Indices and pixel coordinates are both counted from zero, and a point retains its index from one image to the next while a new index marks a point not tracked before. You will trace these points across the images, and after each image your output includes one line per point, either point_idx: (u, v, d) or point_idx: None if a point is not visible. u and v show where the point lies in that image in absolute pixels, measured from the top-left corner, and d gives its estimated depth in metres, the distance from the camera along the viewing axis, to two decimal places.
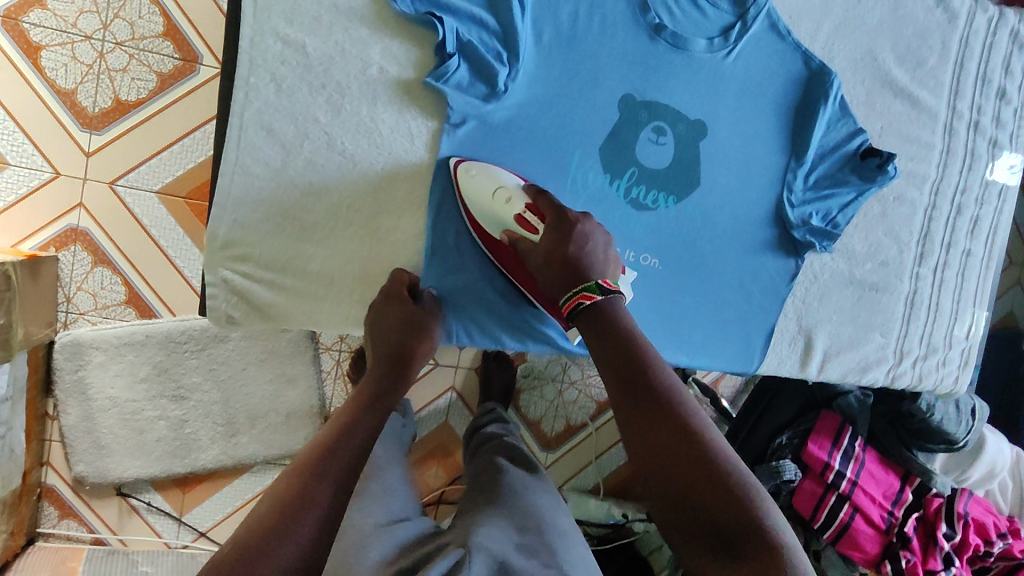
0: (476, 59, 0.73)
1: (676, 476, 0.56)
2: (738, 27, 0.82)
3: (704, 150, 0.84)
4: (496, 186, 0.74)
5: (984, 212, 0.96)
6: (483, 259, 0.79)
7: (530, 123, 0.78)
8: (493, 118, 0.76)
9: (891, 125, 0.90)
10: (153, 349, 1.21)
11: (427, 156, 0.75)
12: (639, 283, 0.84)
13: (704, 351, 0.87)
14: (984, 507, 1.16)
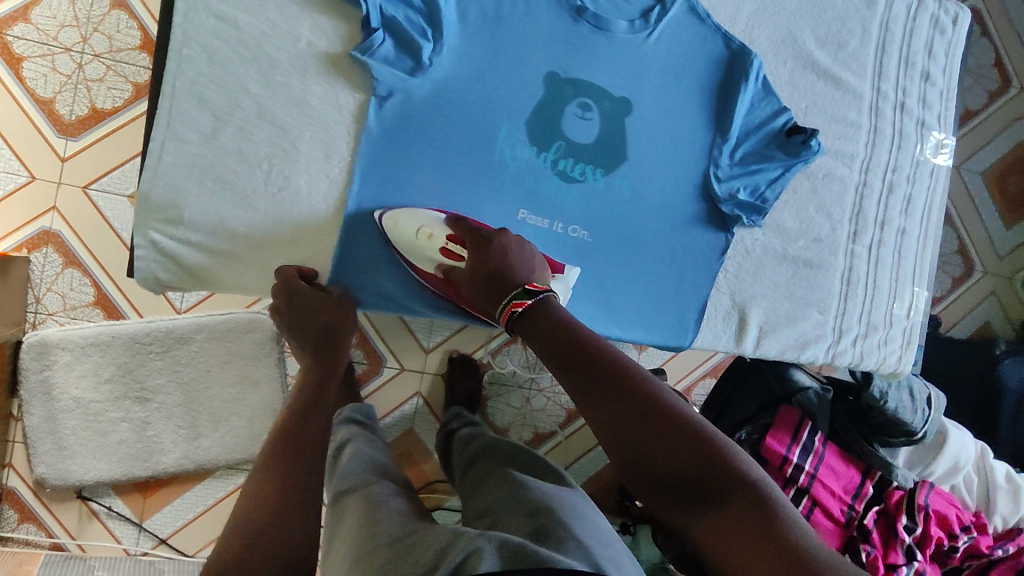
0: (402, 35, 0.77)
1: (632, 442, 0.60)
2: (657, 9, 0.86)
3: (629, 126, 0.87)
4: (419, 225, 0.79)
5: (916, 191, 0.99)
6: None
7: (456, 96, 0.81)
8: (419, 92, 0.79)
9: (816, 105, 0.94)
10: (118, 350, 1.21)
11: (356, 127, 0.78)
12: (570, 254, 0.86)
13: (638, 324, 0.89)
14: (945, 500, 1.15)
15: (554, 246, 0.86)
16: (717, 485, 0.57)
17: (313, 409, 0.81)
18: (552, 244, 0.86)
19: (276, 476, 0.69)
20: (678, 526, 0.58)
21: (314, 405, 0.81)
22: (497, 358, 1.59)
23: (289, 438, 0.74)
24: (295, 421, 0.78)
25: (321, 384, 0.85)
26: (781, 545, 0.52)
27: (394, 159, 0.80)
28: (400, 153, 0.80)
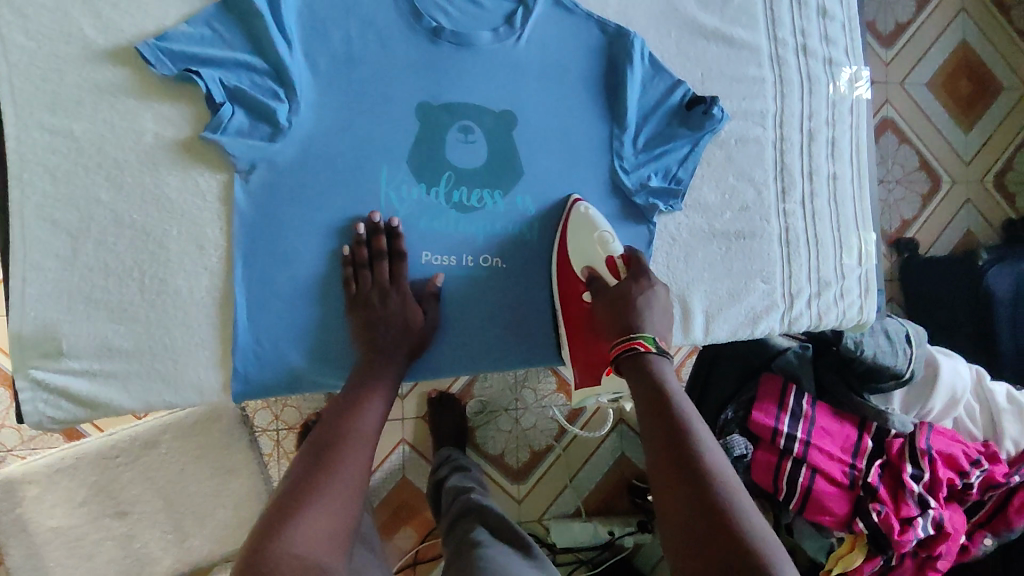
0: (250, 102, 0.73)
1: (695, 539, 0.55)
2: (520, 11, 0.81)
3: (518, 138, 0.82)
4: (598, 232, 0.80)
5: (839, 132, 0.93)
6: (309, 305, 0.76)
7: (325, 150, 0.75)
8: (284, 158, 0.74)
9: (712, 70, 0.89)
10: (87, 470, 0.99)
11: (224, 209, 0.73)
12: (488, 286, 0.82)
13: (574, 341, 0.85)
14: (949, 438, 1.09)
15: (469, 282, 0.81)
16: None
17: (368, 403, 0.70)
18: (465, 280, 0.81)
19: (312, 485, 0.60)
20: None
21: (369, 403, 0.70)
22: (476, 386, 1.54)
23: (332, 435, 0.66)
24: (342, 414, 0.68)
25: (373, 368, 0.73)
26: None
27: (272, 233, 0.74)
28: (277, 224, 0.74)
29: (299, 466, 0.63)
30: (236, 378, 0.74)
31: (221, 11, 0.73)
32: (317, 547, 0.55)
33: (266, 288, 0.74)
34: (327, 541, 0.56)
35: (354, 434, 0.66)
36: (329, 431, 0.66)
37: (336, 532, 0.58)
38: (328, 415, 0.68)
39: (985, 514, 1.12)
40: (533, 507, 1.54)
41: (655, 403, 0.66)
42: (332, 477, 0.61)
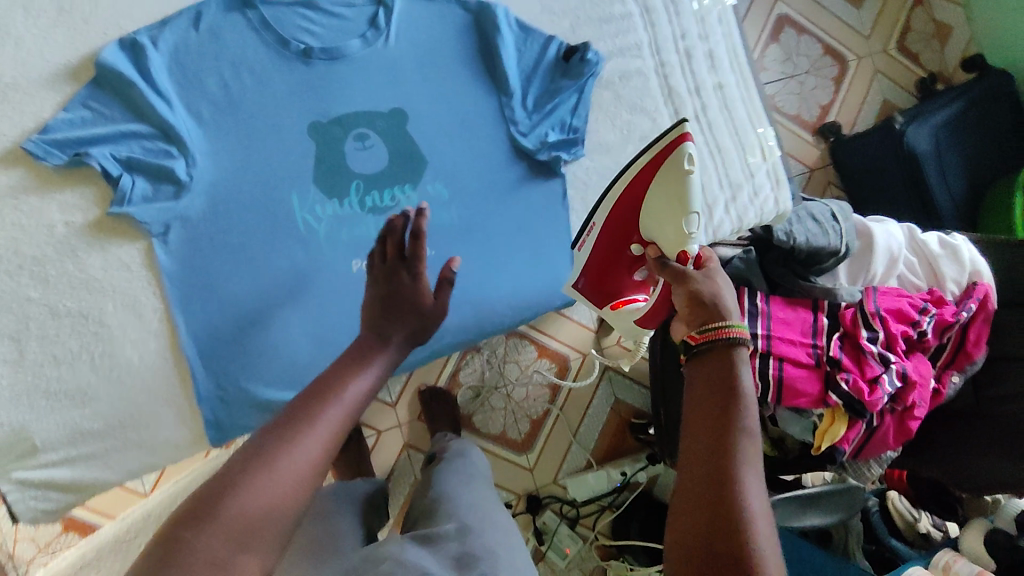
0: (147, 167, 0.75)
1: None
2: (381, 12, 0.83)
3: (413, 131, 0.85)
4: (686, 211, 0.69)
5: (714, 44, 0.97)
6: (258, 340, 0.78)
7: (233, 192, 0.78)
8: (193, 210, 0.76)
9: (580, 18, 0.92)
10: (110, 557, 1.01)
11: (151, 274, 0.76)
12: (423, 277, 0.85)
13: (520, 304, 0.90)
14: (894, 295, 1.15)
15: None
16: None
17: (360, 377, 0.54)
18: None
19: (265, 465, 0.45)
20: None
21: (364, 380, 0.54)
22: (462, 373, 1.58)
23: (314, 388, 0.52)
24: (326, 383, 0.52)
25: (376, 344, 0.58)
26: None
27: (204, 283, 0.77)
28: (206, 274, 0.77)
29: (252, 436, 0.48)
30: (208, 426, 0.78)
31: (95, 90, 0.75)
32: (253, 542, 0.42)
33: (214, 336, 0.77)
34: (279, 507, 0.44)
35: (342, 411, 0.50)
36: (304, 399, 0.51)
37: (286, 511, 0.44)
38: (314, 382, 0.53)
39: (948, 356, 1.17)
40: (545, 470, 1.61)
41: (720, 416, 0.52)
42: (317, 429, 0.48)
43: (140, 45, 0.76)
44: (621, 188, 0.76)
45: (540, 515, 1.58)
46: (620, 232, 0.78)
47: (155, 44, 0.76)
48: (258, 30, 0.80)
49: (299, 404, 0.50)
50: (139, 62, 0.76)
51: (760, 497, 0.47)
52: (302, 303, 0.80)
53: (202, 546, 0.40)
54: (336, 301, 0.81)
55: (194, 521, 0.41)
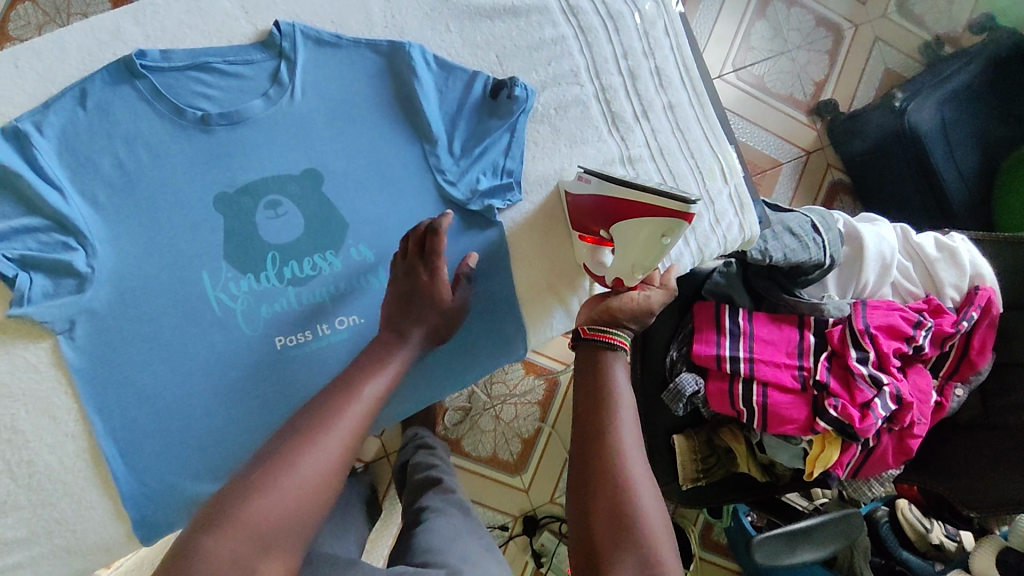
0: (44, 262, 0.70)
1: (599, 540, 0.59)
2: (284, 67, 0.77)
3: (330, 190, 0.79)
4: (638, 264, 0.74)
5: (661, 59, 0.88)
6: (183, 431, 0.74)
7: (140, 276, 0.73)
8: (98, 302, 0.72)
9: (507, 47, 0.84)
10: None
11: (62, 374, 0.72)
12: (352, 349, 0.78)
13: (463, 366, 0.84)
14: (886, 308, 1.06)
15: (329, 350, 0.78)
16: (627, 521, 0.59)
17: (369, 382, 0.65)
18: (325, 350, 0.78)
19: (285, 466, 0.55)
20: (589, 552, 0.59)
21: (372, 383, 0.65)
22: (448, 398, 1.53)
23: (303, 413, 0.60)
24: (341, 388, 0.63)
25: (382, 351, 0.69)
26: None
27: (116, 378, 0.73)
28: (117, 367, 0.73)
29: (270, 445, 0.58)
30: (138, 524, 0.74)
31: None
32: (278, 527, 0.53)
33: (132, 433, 0.73)
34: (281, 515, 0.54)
35: (352, 414, 0.61)
36: (320, 405, 0.61)
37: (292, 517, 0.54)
38: (328, 389, 0.64)
39: (952, 365, 1.09)
40: (541, 491, 1.56)
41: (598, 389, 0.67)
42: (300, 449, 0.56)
43: (23, 132, 0.71)
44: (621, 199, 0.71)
45: (538, 536, 1.54)
46: (601, 219, 0.76)
47: (40, 129, 0.72)
48: (150, 101, 0.75)
49: (319, 409, 0.60)
50: (24, 149, 0.71)
51: (641, 463, 0.62)
52: (222, 390, 0.75)
53: (234, 536, 0.51)
54: (258, 383, 0.76)
55: (232, 512, 0.52)
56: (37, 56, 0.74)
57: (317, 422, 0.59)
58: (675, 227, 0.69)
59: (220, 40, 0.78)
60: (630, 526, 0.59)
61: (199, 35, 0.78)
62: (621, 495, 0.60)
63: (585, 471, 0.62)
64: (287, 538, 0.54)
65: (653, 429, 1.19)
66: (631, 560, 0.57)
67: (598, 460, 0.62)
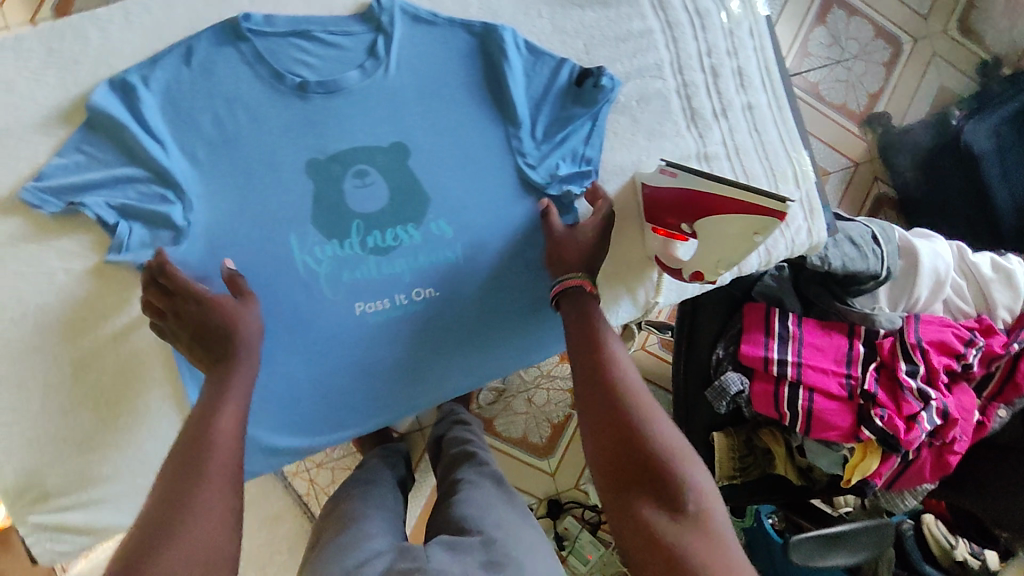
0: (144, 213, 0.73)
1: (624, 473, 0.63)
2: (380, 41, 0.79)
3: (415, 164, 0.81)
4: (716, 261, 0.77)
5: (744, 60, 0.89)
6: (265, 386, 0.78)
7: (233, 233, 0.76)
8: (190, 256, 0.74)
9: (595, 37, 0.85)
10: None
11: None
12: (427, 319, 0.82)
13: (529, 344, 0.87)
14: (938, 325, 1.07)
15: (404, 319, 0.81)
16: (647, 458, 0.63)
17: (221, 416, 0.67)
18: (399, 318, 0.81)
19: (174, 513, 0.58)
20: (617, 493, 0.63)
21: (226, 413, 0.67)
22: None
23: (175, 462, 0.62)
24: (200, 428, 0.65)
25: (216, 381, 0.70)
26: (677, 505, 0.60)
27: None
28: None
29: (159, 495, 0.60)
30: None
31: (87, 133, 0.73)
32: (197, 558, 0.56)
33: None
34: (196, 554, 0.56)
35: (219, 448, 0.64)
36: (188, 448, 0.64)
37: (205, 553, 0.57)
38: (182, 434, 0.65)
39: (995, 387, 1.10)
40: (567, 476, 1.59)
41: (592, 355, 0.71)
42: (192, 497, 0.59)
43: (133, 86, 0.74)
44: (710, 193, 0.72)
45: (561, 520, 1.57)
46: (685, 209, 0.76)
47: (146, 83, 0.74)
48: (252, 64, 0.77)
49: (186, 455, 0.63)
50: (132, 103, 0.74)
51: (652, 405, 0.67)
52: (301, 349, 0.79)
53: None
54: (337, 346, 0.80)
55: (144, 567, 0.54)
56: (147, 12, 0.76)
57: (192, 465, 0.62)
58: (766, 225, 0.70)
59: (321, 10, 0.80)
60: (649, 452, 0.63)
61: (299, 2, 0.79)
62: (634, 430, 0.65)
63: (598, 428, 0.67)
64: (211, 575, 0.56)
65: (692, 424, 1.21)
66: (655, 492, 0.61)
67: (609, 405, 0.67)
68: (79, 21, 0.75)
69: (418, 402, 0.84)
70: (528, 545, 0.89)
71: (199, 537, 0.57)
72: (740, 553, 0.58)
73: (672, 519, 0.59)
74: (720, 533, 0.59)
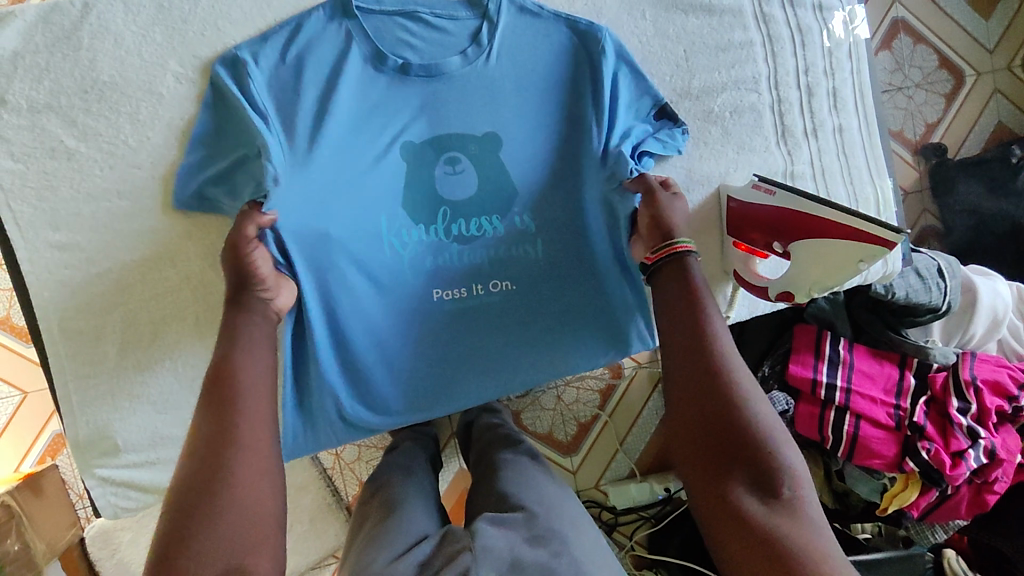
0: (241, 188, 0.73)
1: (713, 444, 0.59)
2: (485, 29, 0.77)
3: (506, 156, 0.80)
4: (810, 283, 0.77)
5: (839, 82, 0.88)
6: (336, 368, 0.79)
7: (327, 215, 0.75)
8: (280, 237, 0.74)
9: (695, 43, 0.84)
10: None
11: None
12: (500, 311, 0.82)
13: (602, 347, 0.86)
14: (993, 364, 1.07)
15: (479, 309, 0.82)
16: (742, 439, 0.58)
17: (245, 367, 0.60)
18: (473, 307, 0.81)
19: (211, 485, 0.52)
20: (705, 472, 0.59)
21: (249, 367, 0.60)
22: None
23: (202, 436, 0.55)
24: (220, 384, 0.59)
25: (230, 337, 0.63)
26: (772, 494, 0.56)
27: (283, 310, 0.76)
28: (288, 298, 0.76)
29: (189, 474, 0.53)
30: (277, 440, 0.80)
31: (194, 103, 0.74)
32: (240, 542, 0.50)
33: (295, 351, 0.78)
34: (235, 541, 0.50)
35: (249, 404, 0.58)
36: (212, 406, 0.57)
37: (252, 534, 0.51)
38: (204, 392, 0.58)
39: None
40: (587, 476, 1.57)
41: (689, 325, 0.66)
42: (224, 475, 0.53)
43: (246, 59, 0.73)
44: (814, 215, 0.72)
45: None
46: (782, 227, 0.76)
47: (255, 60, 0.73)
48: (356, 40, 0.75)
49: (217, 426, 0.56)
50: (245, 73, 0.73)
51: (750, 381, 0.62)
52: (380, 331, 0.79)
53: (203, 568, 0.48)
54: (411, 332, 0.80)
55: (185, 545, 0.49)
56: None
57: (222, 430, 0.55)
58: (874, 253, 0.70)
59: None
60: (743, 429, 0.58)
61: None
62: (728, 404, 0.60)
63: (690, 402, 0.62)
64: (253, 555, 0.50)
65: None
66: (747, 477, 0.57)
67: (701, 375, 0.62)
68: None
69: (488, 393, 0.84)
70: (573, 517, 0.82)
71: (238, 519, 0.51)
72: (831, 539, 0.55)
73: (762, 503, 0.56)
74: (813, 519, 0.55)
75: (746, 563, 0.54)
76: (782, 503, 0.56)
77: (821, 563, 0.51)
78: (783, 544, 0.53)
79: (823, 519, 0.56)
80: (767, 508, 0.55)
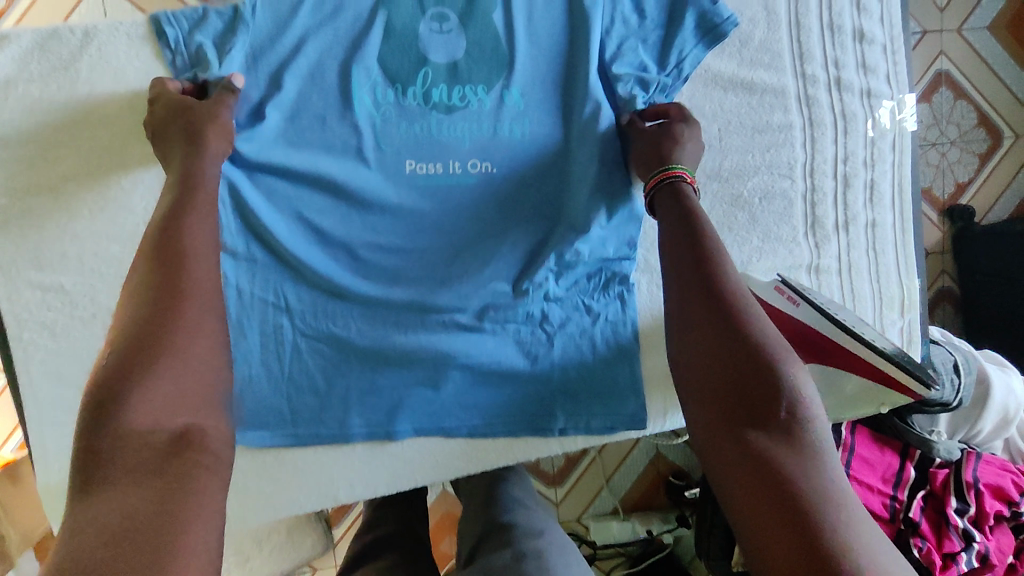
0: (249, 217, 0.72)
1: (716, 375, 0.54)
2: (497, 107, 0.76)
3: (502, 28, 0.75)
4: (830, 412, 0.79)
5: (878, 174, 0.84)
6: (305, 435, 0.76)
7: (337, 209, 0.74)
8: (263, 191, 0.72)
9: (732, 122, 0.80)
10: None
11: None
12: (480, 194, 0.77)
13: (601, 411, 0.80)
14: (997, 468, 1.05)
15: (458, 191, 0.76)
16: (746, 370, 0.53)
17: (192, 232, 0.56)
18: (454, 186, 0.76)
19: (156, 338, 0.48)
20: (704, 402, 0.54)
21: (195, 231, 0.56)
22: None
23: (150, 287, 0.51)
24: (164, 249, 0.54)
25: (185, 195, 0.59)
26: (774, 424, 0.50)
27: (252, 323, 0.74)
28: (254, 218, 0.72)
29: (133, 323, 0.49)
30: (258, 499, 0.76)
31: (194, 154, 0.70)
32: (190, 409, 0.48)
33: (279, 310, 0.75)
34: (180, 411, 0.47)
35: (197, 265, 0.54)
36: (157, 262, 0.53)
37: (202, 401, 0.49)
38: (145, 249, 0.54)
39: None
40: (570, 510, 1.47)
41: (693, 260, 0.61)
42: (179, 329, 0.49)
43: (204, 13, 0.69)
44: (834, 339, 0.72)
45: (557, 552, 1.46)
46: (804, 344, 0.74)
47: (260, 132, 0.71)
48: (359, 126, 0.73)
49: (160, 281, 0.51)
50: (193, 19, 0.69)
51: (755, 311, 0.57)
52: (364, 200, 0.74)
53: (160, 424, 0.45)
54: (396, 384, 0.77)
55: (120, 399, 0.45)
56: (282, 33, 0.71)
57: (169, 283, 0.51)
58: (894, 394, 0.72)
59: (447, 66, 0.75)
60: (742, 356, 0.54)
61: (419, 58, 0.74)
62: (731, 334, 0.55)
63: (689, 333, 0.57)
64: (209, 418, 0.48)
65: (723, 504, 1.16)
66: (747, 410, 0.51)
67: (705, 296, 0.58)
68: (188, 13, 0.69)
69: (451, 461, 0.80)
70: (562, 545, 0.74)
71: (192, 383, 0.48)
72: (844, 476, 0.49)
73: (765, 434, 0.50)
74: (826, 452, 0.50)
75: (743, 487, 0.48)
76: (791, 438, 0.50)
77: (825, 503, 0.46)
78: (781, 474, 0.47)
79: (837, 456, 0.50)
80: (773, 440, 0.50)
